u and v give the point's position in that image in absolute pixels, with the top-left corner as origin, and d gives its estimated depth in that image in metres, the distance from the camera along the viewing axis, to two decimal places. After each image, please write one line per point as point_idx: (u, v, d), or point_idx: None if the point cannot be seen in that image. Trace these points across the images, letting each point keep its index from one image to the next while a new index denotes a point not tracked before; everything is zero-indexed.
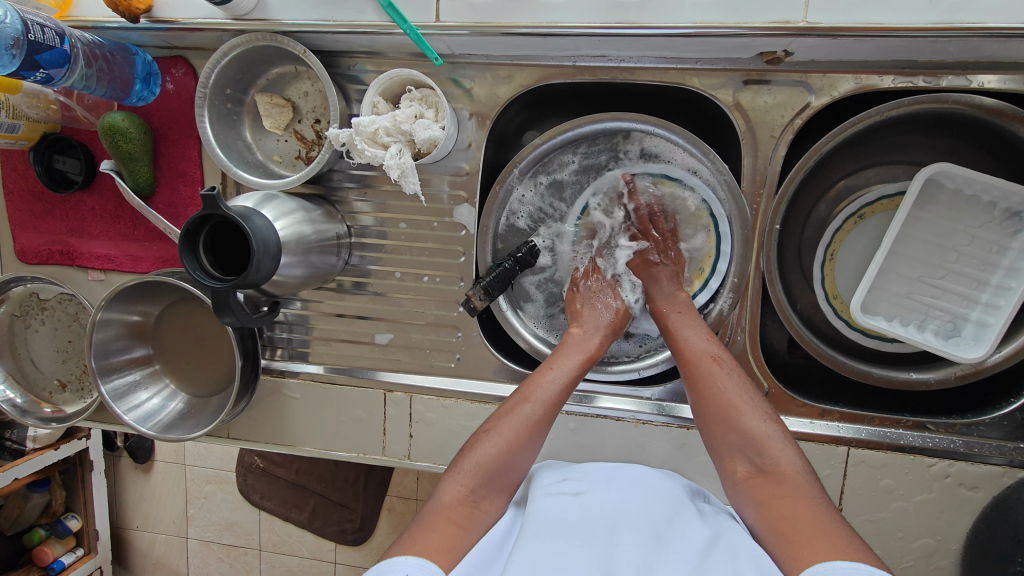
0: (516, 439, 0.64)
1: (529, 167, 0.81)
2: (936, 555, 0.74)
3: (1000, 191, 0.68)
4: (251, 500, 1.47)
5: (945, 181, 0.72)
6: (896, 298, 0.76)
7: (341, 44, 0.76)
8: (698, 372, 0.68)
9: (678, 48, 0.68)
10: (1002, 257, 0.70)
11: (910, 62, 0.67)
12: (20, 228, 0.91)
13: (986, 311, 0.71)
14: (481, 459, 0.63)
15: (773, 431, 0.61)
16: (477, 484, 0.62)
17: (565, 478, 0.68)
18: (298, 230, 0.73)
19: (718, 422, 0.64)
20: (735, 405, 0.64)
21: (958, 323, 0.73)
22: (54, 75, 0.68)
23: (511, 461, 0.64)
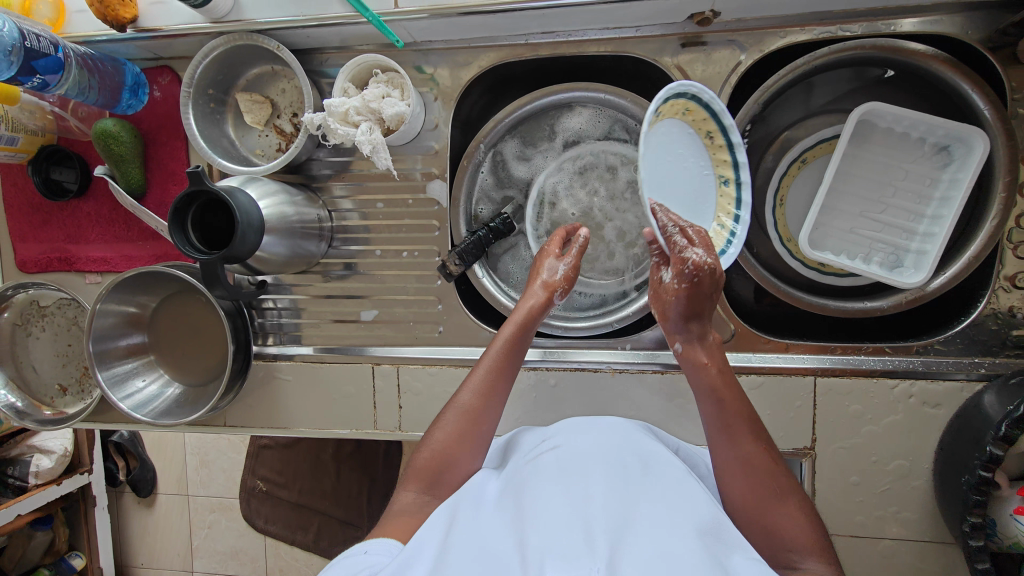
0: (455, 436, 0.68)
1: (490, 144, 0.88)
2: (910, 475, 0.77)
3: (926, 126, 0.74)
4: (255, 525, 1.43)
5: (878, 122, 0.78)
6: (842, 233, 0.81)
7: (312, 40, 0.82)
8: (738, 453, 0.61)
9: (617, 17, 0.75)
10: (935, 188, 0.75)
11: (826, 14, 0.74)
12: (20, 239, 0.96)
13: (923, 241, 0.75)
14: (427, 461, 0.67)
15: (811, 533, 0.57)
16: (418, 493, 0.66)
17: (542, 440, 0.72)
18: (280, 210, 0.78)
19: (754, 512, 0.59)
20: (764, 496, 0.59)
21: (900, 254, 0.78)
22: (49, 81, 0.74)
23: (455, 456, 0.67)
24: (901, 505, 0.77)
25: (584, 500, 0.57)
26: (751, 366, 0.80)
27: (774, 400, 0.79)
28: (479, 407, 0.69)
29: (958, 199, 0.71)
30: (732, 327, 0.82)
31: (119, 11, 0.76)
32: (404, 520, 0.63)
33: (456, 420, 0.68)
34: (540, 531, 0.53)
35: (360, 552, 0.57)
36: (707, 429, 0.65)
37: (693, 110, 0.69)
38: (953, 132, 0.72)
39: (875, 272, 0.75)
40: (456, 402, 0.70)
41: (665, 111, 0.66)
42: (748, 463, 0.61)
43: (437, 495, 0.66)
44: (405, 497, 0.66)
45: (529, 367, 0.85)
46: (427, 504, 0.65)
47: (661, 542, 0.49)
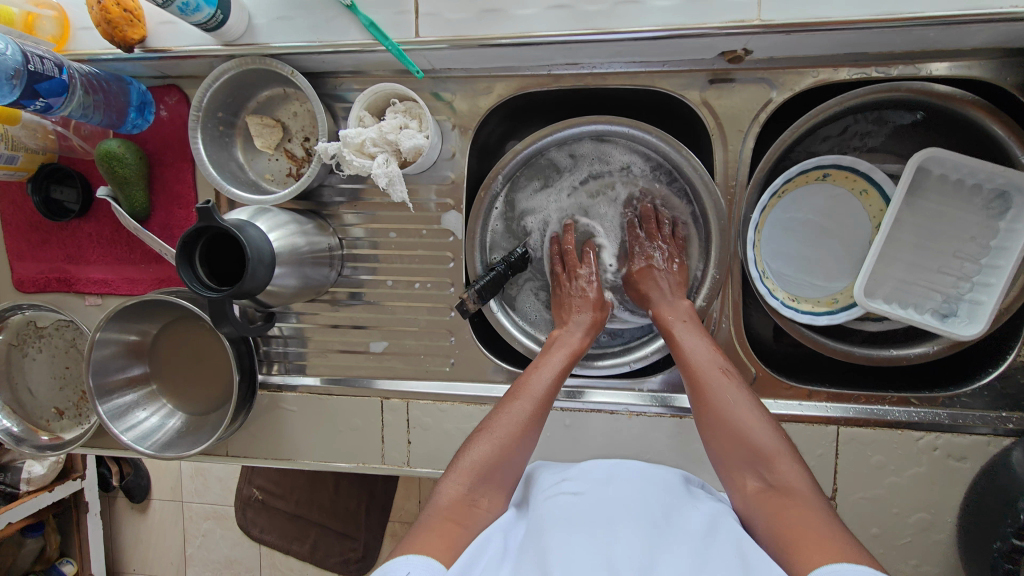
0: (510, 439, 0.65)
1: (506, 176, 0.85)
2: (932, 529, 0.75)
3: (986, 173, 0.70)
4: (251, 534, 1.45)
5: (933, 166, 0.74)
6: (894, 282, 0.78)
7: (327, 64, 0.80)
8: (705, 382, 0.67)
9: (645, 52, 0.73)
10: (990, 236, 0.72)
11: (862, 55, 0.72)
12: (18, 257, 0.92)
13: (978, 290, 0.72)
14: (479, 461, 0.64)
15: (781, 446, 0.61)
16: (468, 486, 0.63)
17: (562, 479, 0.69)
18: (292, 241, 0.76)
19: (724, 434, 0.64)
20: (742, 414, 0.64)
21: (952, 302, 0.75)
22: (53, 103, 0.71)
23: (508, 460, 0.65)
24: (922, 559, 0.75)
25: (611, 547, 0.55)
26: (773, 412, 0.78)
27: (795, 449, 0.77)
28: (538, 421, 0.68)
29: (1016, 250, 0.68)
30: (753, 370, 0.80)
31: (127, 32, 0.73)
32: (455, 516, 0.60)
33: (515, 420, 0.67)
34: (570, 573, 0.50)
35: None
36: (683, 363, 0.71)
37: (872, 197, 0.78)
38: (1013, 180, 0.69)
39: (928, 322, 0.72)
40: (512, 409, 0.68)
41: (835, 178, 0.79)
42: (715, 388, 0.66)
43: (485, 493, 0.63)
44: (450, 486, 0.63)
45: None
46: (475, 499, 0.62)
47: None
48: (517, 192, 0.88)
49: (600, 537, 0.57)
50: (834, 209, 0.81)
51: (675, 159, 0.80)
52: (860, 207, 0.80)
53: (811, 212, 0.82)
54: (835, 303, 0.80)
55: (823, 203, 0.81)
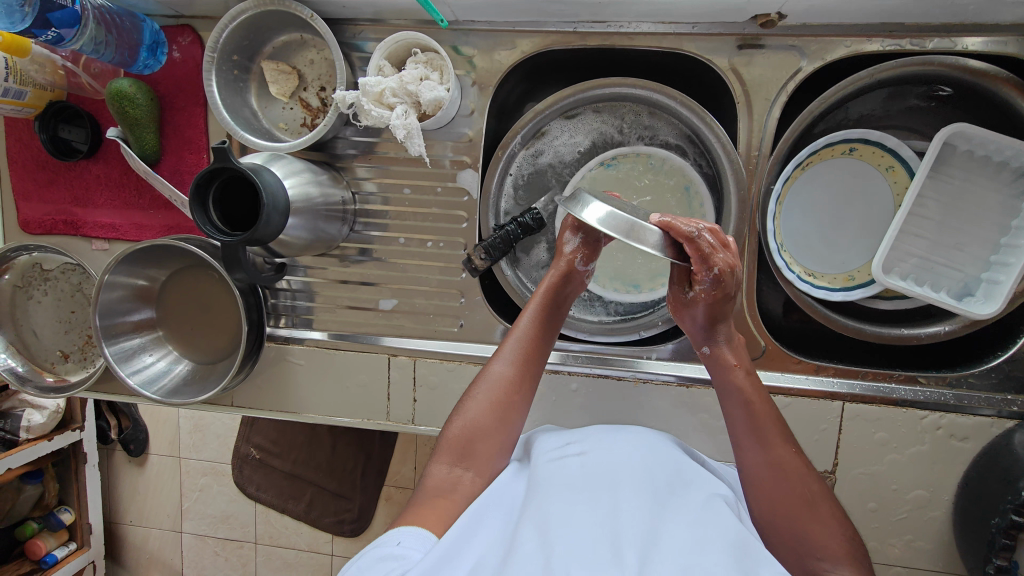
0: (485, 411, 0.66)
1: (525, 135, 0.84)
2: (928, 506, 0.76)
3: (1014, 151, 0.70)
4: (247, 493, 1.43)
5: (959, 143, 0.73)
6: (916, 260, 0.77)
7: (346, 10, 0.77)
8: (773, 463, 0.62)
9: (675, 12, 0.71)
10: (1013, 216, 0.72)
11: (897, 26, 0.70)
12: (24, 197, 0.91)
13: (995, 270, 0.72)
14: (455, 438, 0.65)
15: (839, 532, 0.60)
16: (452, 465, 0.64)
17: (567, 441, 0.68)
18: (305, 190, 0.74)
19: (785, 514, 0.60)
20: (804, 499, 0.61)
21: (970, 283, 0.74)
22: (65, 35, 0.69)
23: (481, 429, 0.65)
24: (916, 534, 0.77)
25: (608, 527, 0.54)
26: (777, 385, 0.79)
27: (800, 421, 0.77)
28: (514, 383, 0.69)
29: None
30: (762, 343, 0.80)
31: None
32: (446, 496, 0.61)
33: (490, 393, 0.67)
34: (564, 556, 0.49)
35: (393, 544, 0.54)
36: (739, 433, 0.65)
37: (897, 173, 0.78)
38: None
39: (943, 299, 0.72)
40: (489, 373, 0.69)
41: (861, 153, 0.79)
42: (779, 468, 0.62)
43: (474, 467, 0.64)
44: (442, 469, 0.64)
45: (550, 370, 0.83)
46: (463, 475, 0.63)
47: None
48: (548, 142, 0.87)
49: (601, 510, 0.56)
50: (857, 186, 0.81)
51: (699, 125, 0.78)
52: (885, 183, 0.79)
53: (834, 188, 0.81)
54: (852, 280, 0.80)
55: (847, 180, 0.81)
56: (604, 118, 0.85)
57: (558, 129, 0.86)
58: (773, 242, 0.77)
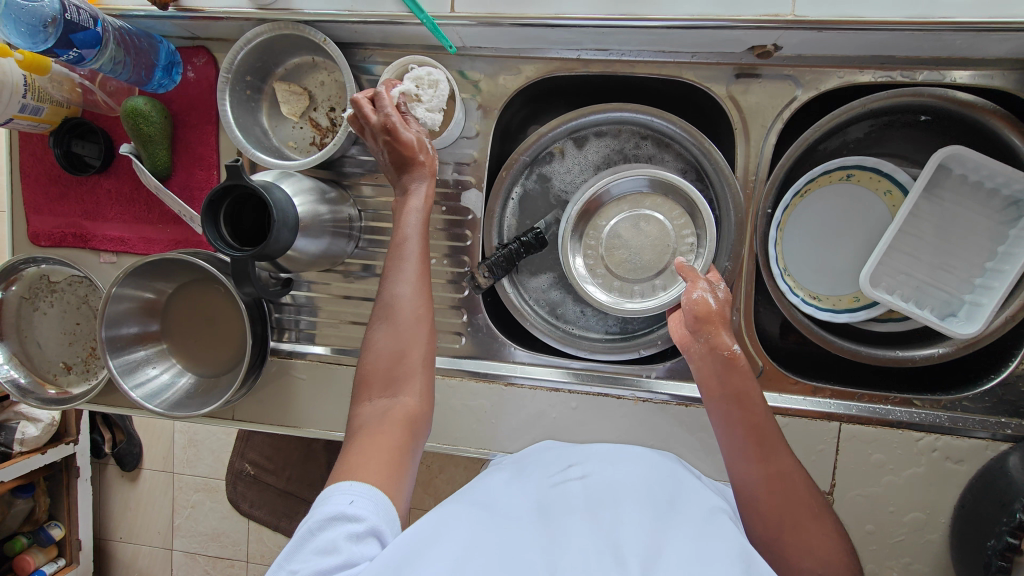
0: (401, 333, 0.67)
1: (530, 157, 0.86)
2: (926, 528, 0.77)
3: (1003, 179, 0.72)
4: (240, 509, 1.47)
5: (953, 167, 0.75)
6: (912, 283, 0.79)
7: (357, 35, 0.80)
8: (776, 474, 0.63)
9: (675, 42, 0.74)
10: (1001, 242, 0.74)
11: (888, 58, 0.73)
12: (34, 211, 0.93)
13: (981, 292, 0.74)
14: (375, 367, 0.66)
15: (836, 542, 0.61)
16: (381, 398, 0.65)
17: (568, 466, 0.68)
18: (314, 207, 0.76)
19: (791, 527, 0.61)
20: (807, 512, 0.62)
21: (953, 303, 0.77)
22: (86, 55, 0.71)
23: (397, 354, 0.67)
24: (914, 557, 0.77)
25: (608, 538, 0.53)
26: (774, 405, 0.79)
27: (798, 442, 0.78)
28: (416, 302, 0.69)
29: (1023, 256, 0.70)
30: (760, 363, 0.81)
31: None
32: (383, 430, 0.62)
33: (403, 316, 0.68)
34: (567, 563, 0.50)
35: (344, 503, 0.54)
36: (746, 445, 0.65)
37: (897, 198, 0.80)
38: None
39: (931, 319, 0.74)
40: (388, 296, 0.68)
41: (859, 179, 0.81)
42: (779, 480, 0.63)
43: (401, 392, 0.65)
44: (371, 406, 0.65)
45: (551, 388, 0.84)
46: (394, 402, 0.64)
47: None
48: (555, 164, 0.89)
49: (602, 524, 0.55)
50: (853, 209, 0.83)
51: (699, 151, 0.80)
52: (883, 207, 0.81)
53: (830, 212, 0.83)
54: (857, 301, 0.82)
55: (843, 203, 0.83)
56: (610, 141, 0.87)
57: (563, 152, 0.88)
58: (776, 267, 0.80)
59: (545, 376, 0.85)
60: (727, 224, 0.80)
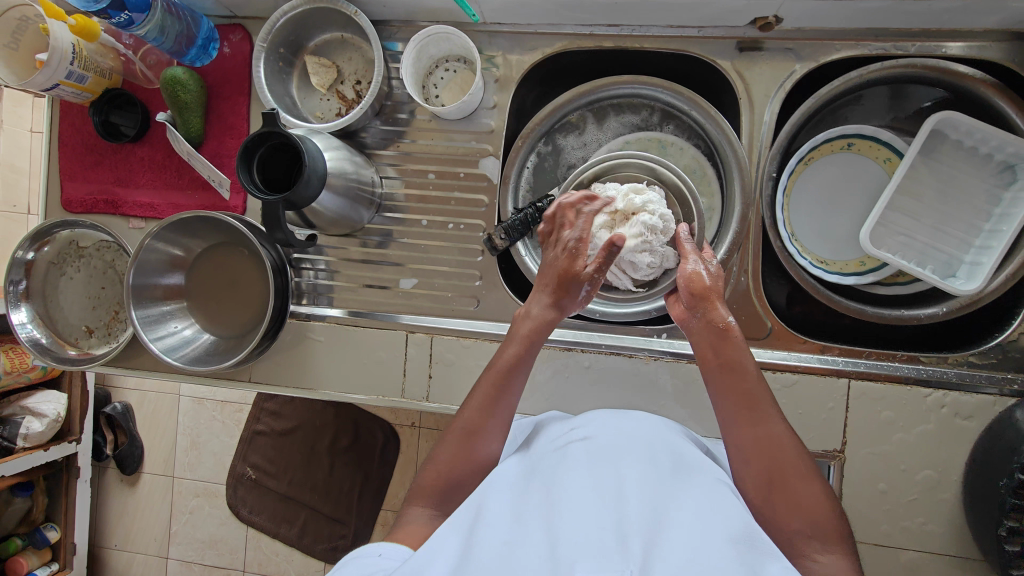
0: (462, 452, 0.64)
1: (545, 129, 0.91)
2: (938, 487, 0.77)
3: (997, 144, 0.76)
4: (239, 514, 1.44)
5: (949, 133, 0.79)
6: (917, 247, 0.81)
7: (385, 10, 0.86)
8: (758, 434, 0.61)
9: (683, 15, 0.79)
10: (995, 205, 0.78)
11: (881, 31, 0.78)
12: (69, 178, 0.97)
13: (979, 253, 0.77)
14: (435, 479, 0.63)
15: (826, 508, 0.58)
16: (430, 509, 0.62)
17: (570, 429, 0.65)
18: (341, 165, 0.80)
19: (779, 490, 0.59)
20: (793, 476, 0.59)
21: (953, 264, 0.80)
22: (136, 19, 0.77)
23: (460, 477, 0.63)
24: (927, 517, 0.77)
25: (608, 498, 0.51)
26: (786, 363, 0.81)
27: (808, 399, 0.79)
28: (500, 431, 0.66)
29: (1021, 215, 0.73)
30: (768, 324, 0.83)
31: None
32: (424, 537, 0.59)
33: (472, 439, 0.65)
34: (566, 524, 0.48)
35: (373, 555, 0.54)
36: (735, 407, 0.63)
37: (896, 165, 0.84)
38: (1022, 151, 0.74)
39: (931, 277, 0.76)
40: (461, 419, 0.67)
41: (860, 148, 0.86)
42: (765, 442, 0.60)
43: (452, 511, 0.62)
44: (417, 514, 0.62)
45: (564, 347, 0.86)
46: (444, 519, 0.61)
47: (685, 547, 0.43)
48: (568, 136, 0.94)
49: (602, 484, 0.53)
50: (857, 178, 0.86)
51: (705, 122, 0.85)
52: (884, 174, 0.85)
53: (835, 182, 0.87)
54: (863, 266, 0.85)
55: (848, 173, 0.87)
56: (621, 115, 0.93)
57: (578, 129, 0.94)
58: (784, 231, 0.82)
59: (557, 337, 0.87)
60: (732, 191, 0.84)
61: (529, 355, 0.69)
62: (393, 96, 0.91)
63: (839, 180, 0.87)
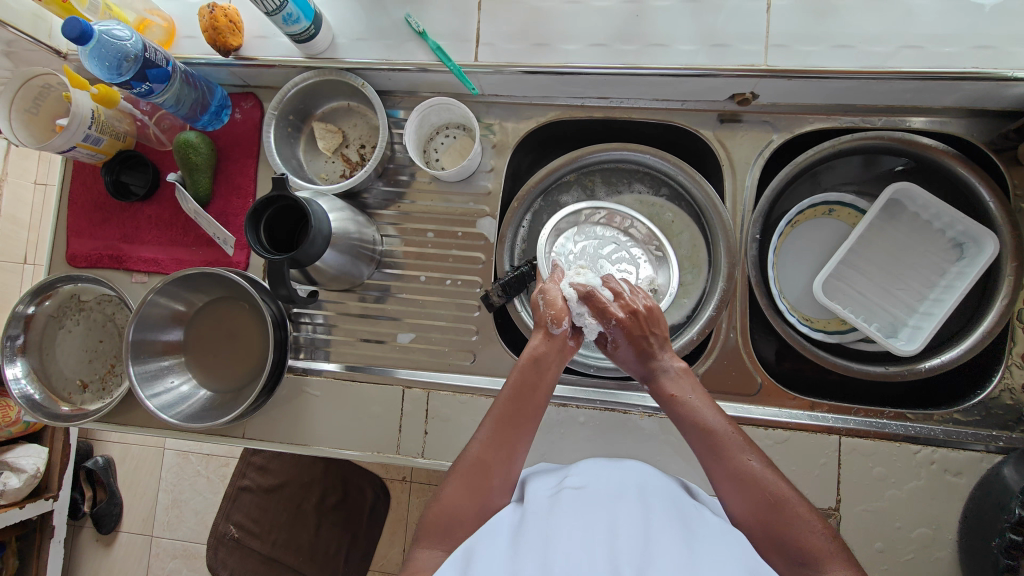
0: (472, 491, 0.61)
1: (541, 189, 0.96)
2: (934, 545, 0.76)
3: (948, 220, 0.82)
4: None
5: (908, 204, 0.85)
6: (881, 310, 0.86)
7: (390, 83, 0.92)
8: (721, 455, 0.62)
9: (667, 90, 0.85)
10: (940, 276, 0.84)
11: (851, 106, 0.85)
12: (75, 234, 0.99)
13: (920, 319, 0.82)
14: (436, 513, 0.61)
15: (824, 539, 0.57)
16: (438, 549, 0.59)
17: (563, 476, 0.66)
18: (344, 225, 0.83)
19: (766, 525, 0.58)
20: (779, 505, 0.58)
21: (896, 326, 0.85)
22: (155, 89, 0.81)
23: (460, 515, 0.60)
24: None
25: (608, 547, 0.50)
26: (777, 419, 0.82)
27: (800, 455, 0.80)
28: (507, 472, 0.62)
29: (960, 289, 0.78)
30: (758, 380, 0.85)
31: (228, 39, 0.86)
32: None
33: (487, 478, 0.62)
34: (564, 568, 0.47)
35: None
36: (704, 445, 0.63)
37: None
38: (970, 231, 0.80)
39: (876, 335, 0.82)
40: (467, 452, 0.64)
41: (840, 214, 0.92)
42: (740, 478, 0.60)
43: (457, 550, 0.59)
44: (427, 555, 0.59)
45: (559, 403, 0.87)
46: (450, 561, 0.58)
47: None
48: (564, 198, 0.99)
49: (599, 534, 0.52)
50: (835, 241, 0.92)
51: (693, 188, 0.90)
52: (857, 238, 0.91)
53: (814, 244, 0.93)
54: (844, 324, 0.89)
55: (827, 235, 0.92)
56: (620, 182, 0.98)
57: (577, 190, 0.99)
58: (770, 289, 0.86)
59: (553, 393, 0.88)
60: (718, 252, 0.88)
61: (537, 391, 0.66)
62: (395, 159, 0.96)
63: (813, 241, 0.93)
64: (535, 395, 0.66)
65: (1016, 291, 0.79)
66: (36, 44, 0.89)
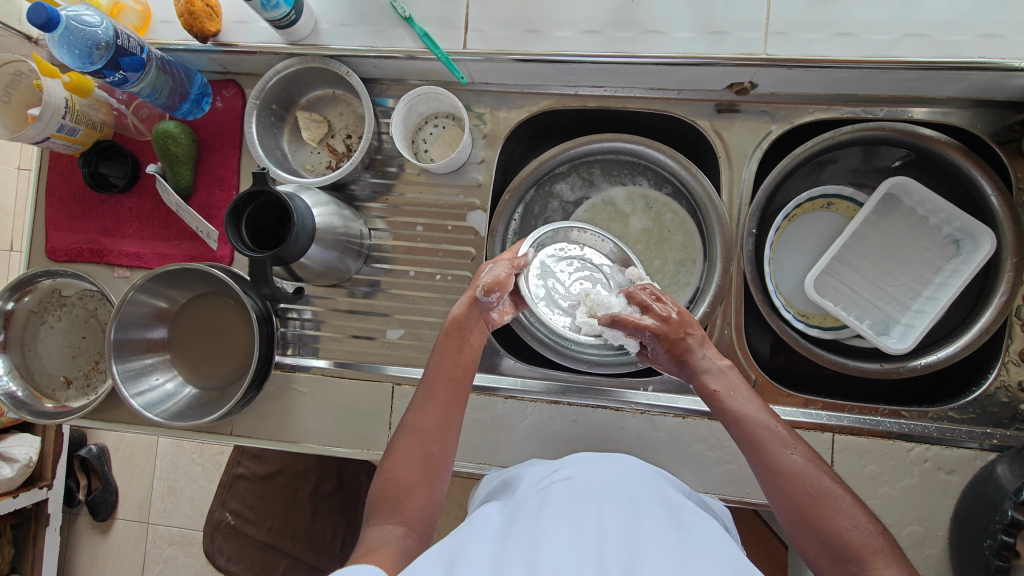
0: (411, 457, 0.62)
1: (532, 180, 0.93)
2: (925, 542, 0.76)
3: (944, 215, 0.80)
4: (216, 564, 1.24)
5: (905, 199, 0.84)
6: (873, 306, 0.85)
7: (376, 70, 0.88)
8: (763, 447, 0.60)
9: (663, 79, 0.82)
10: (934, 272, 0.82)
11: (852, 96, 0.82)
12: (54, 227, 0.96)
13: (914, 316, 0.81)
14: (383, 488, 0.60)
15: (874, 539, 0.52)
16: (388, 524, 0.58)
17: (553, 470, 0.65)
18: (329, 220, 0.80)
19: (808, 520, 0.55)
20: (822, 500, 0.55)
21: (889, 323, 0.84)
22: (130, 78, 0.78)
23: (404, 482, 0.60)
24: None
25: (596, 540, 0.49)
26: None
27: None
28: (440, 430, 0.65)
29: (954, 287, 0.77)
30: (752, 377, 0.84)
31: (206, 24, 0.83)
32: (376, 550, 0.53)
33: (423, 446, 0.63)
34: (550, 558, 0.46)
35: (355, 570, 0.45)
36: (747, 440, 0.62)
37: None
38: (966, 227, 0.78)
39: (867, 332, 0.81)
40: (404, 424, 0.66)
41: (838, 208, 0.90)
42: (779, 470, 0.58)
43: (405, 517, 0.58)
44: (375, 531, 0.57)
45: (551, 400, 0.85)
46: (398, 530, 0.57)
47: None
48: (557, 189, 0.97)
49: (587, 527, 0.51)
50: (832, 235, 0.90)
51: (687, 180, 0.88)
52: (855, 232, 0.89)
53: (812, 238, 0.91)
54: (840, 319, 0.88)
55: (825, 229, 0.91)
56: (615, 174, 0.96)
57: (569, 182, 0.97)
58: (766, 284, 0.84)
59: (544, 390, 0.87)
60: (713, 246, 0.86)
61: (460, 360, 0.70)
62: (383, 150, 0.93)
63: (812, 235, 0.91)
64: (462, 359, 0.70)
65: (1016, 287, 0.77)
66: (6, 29, 0.85)
